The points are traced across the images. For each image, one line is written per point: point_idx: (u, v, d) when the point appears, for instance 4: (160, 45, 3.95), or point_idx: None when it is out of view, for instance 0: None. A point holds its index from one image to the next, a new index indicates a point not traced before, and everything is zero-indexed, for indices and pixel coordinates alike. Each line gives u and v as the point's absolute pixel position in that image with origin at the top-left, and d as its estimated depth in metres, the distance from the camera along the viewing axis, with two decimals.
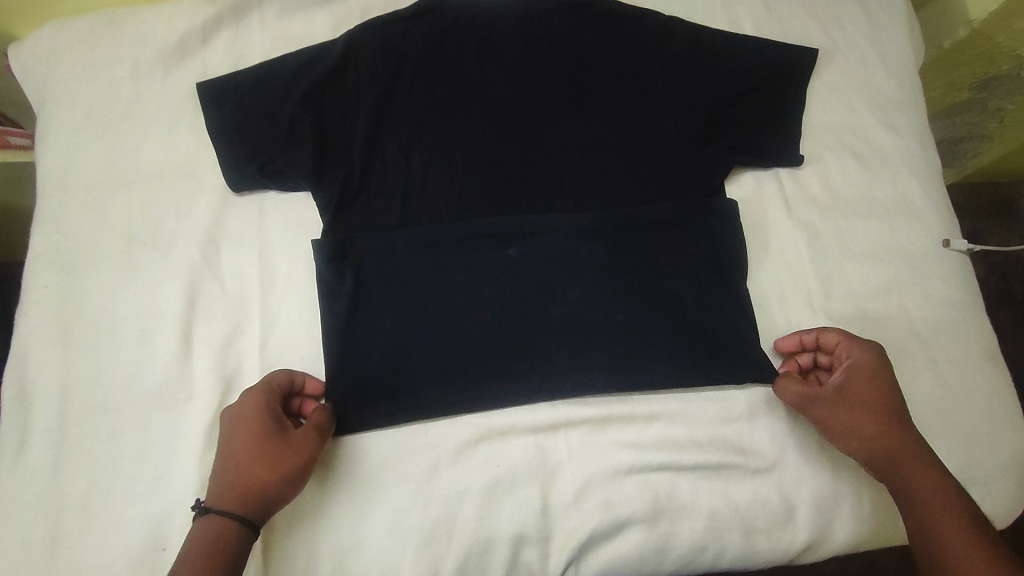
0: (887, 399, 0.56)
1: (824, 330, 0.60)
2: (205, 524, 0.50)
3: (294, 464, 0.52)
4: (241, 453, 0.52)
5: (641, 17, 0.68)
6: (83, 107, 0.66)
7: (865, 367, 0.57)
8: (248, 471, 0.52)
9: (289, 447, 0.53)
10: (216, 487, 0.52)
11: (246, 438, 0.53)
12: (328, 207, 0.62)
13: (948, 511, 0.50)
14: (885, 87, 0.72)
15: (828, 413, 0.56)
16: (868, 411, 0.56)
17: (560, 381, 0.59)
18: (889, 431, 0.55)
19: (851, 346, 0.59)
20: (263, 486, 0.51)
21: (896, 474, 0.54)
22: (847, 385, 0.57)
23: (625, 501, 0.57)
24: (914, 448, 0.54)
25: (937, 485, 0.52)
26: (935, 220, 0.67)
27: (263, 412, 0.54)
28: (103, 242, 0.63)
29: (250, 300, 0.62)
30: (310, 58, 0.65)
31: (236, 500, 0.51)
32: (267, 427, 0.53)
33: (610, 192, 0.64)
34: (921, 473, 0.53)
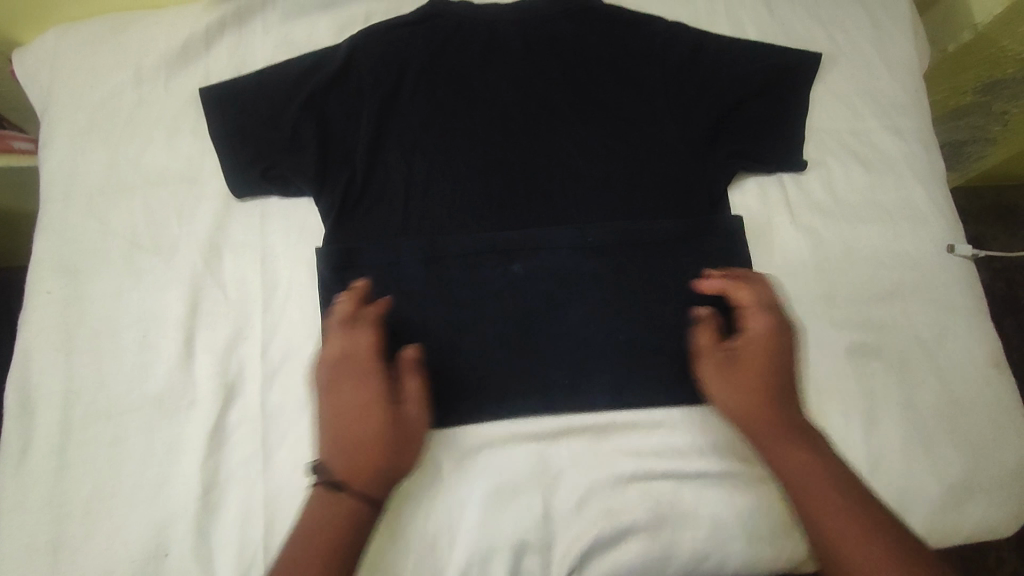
0: (773, 373, 0.56)
1: (747, 288, 0.59)
2: (349, 501, 0.52)
3: (416, 436, 0.55)
4: (367, 431, 0.53)
5: (644, 22, 0.69)
6: (86, 112, 0.66)
7: (775, 332, 0.57)
8: (359, 432, 0.53)
9: (405, 417, 0.55)
10: (348, 465, 0.52)
11: (359, 395, 0.55)
12: (329, 212, 0.62)
13: (853, 517, 0.50)
14: (889, 91, 0.71)
15: (727, 405, 0.56)
16: (749, 395, 0.55)
17: (560, 390, 0.60)
18: (769, 425, 0.55)
19: (757, 314, 0.58)
20: (376, 452, 0.53)
21: (779, 468, 0.54)
22: (735, 353, 0.57)
23: (627, 509, 0.56)
24: (796, 440, 0.54)
25: (829, 489, 0.51)
26: (940, 226, 0.67)
27: (367, 363, 0.55)
28: (105, 247, 0.63)
29: (252, 305, 0.62)
30: (314, 62, 0.65)
31: (346, 470, 0.52)
32: (382, 382, 0.55)
33: (612, 200, 0.64)
34: (794, 455, 0.53)
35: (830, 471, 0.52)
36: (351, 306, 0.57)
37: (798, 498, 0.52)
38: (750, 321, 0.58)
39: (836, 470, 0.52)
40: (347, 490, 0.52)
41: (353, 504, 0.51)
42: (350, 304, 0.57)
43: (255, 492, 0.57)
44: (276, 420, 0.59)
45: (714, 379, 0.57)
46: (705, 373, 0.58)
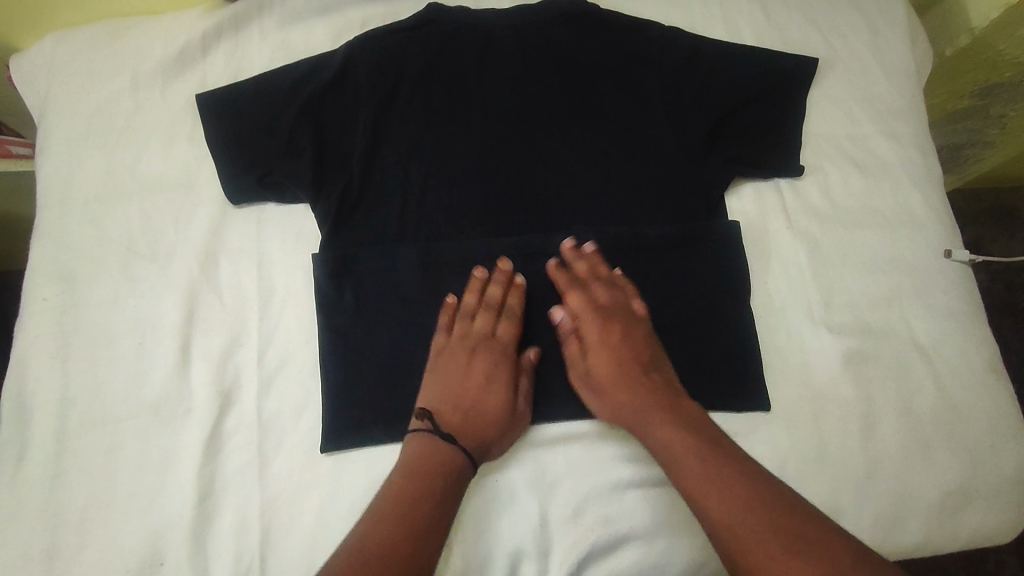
0: (630, 376, 0.58)
1: (569, 296, 0.60)
2: (449, 461, 0.54)
3: (516, 433, 0.58)
4: (484, 412, 0.57)
5: (641, 27, 0.69)
6: (83, 119, 0.66)
7: (612, 322, 0.59)
8: (477, 404, 0.57)
9: (518, 413, 0.58)
10: (461, 433, 0.56)
11: (490, 373, 0.59)
12: (326, 218, 0.62)
13: (721, 476, 0.50)
14: (886, 96, 0.71)
15: (599, 413, 0.58)
16: (614, 395, 0.57)
17: (558, 400, 0.60)
18: (641, 411, 0.56)
19: (587, 323, 0.60)
20: (485, 428, 0.56)
21: (676, 469, 0.53)
22: (592, 367, 0.59)
23: (624, 517, 0.56)
24: (660, 418, 0.55)
25: (691, 457, 0.52)
26: (937, 231, 0.67)
27: (505, 347, 0.60)
28: (102, 254, 0.63)
29: (248, 312, 0.62)
30: (310, 68, 0.65)
31: (457, 430, 0.56)
32: (510, 370, 0.59)
33: (609, 205, 0.64)
34: (681, 451, 0.53)
35: (695, 437, 0.53)
36: (500, 289, 0.60)
37: (702, 500, 0.50)
38: (591, 332, 0.60)
39: (704, 435, 0.54)
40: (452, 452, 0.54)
41: (452, 467, 0.54)
42: (500, 288, 0.60)
43: (251, 500, 0.57)
44: (272, 428, 0.59)
45: (593, 400, 0.58)
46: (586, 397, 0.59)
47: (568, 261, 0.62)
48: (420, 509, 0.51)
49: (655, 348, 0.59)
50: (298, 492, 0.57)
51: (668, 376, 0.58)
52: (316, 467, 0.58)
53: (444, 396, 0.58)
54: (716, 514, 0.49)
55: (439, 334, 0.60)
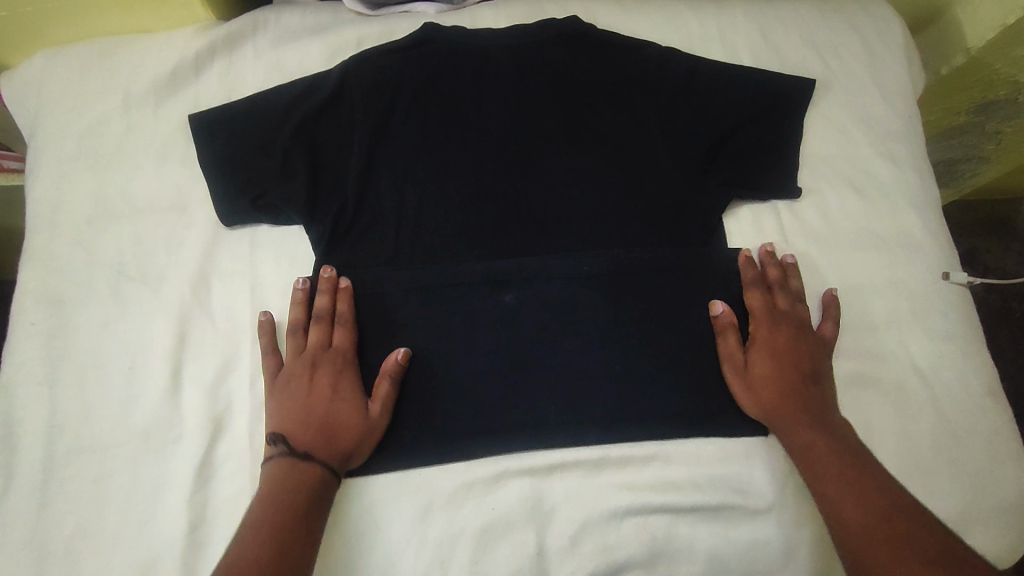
0: (799, 380, 0.59)
1: (752, 294, 0.62)
2: (300, 473, 0.53)
3: (372, 433, 0.57)
4: (333, 420, 0.56)
5: (637, 47, 0.68)
6: (74, 140, 0.66)
7: (784, 328, 0.61)
8: (326, 416, 0.56)
9: (367, 414, 0.57)
10: (306, 445, 0.55)
11: (333, 384, 0.58)
12: (320, 241, 0.62)
13: (867, 489, 0.52)
14: (884, 117, 0.71)
15: (747, 408, 0.59)
16: (767, 395, 0.59)
17: (552, 427, 0.59)
18: (795, 414, 0.58)
19: (766, 323, 0.61)
20: (341, 438, 0.56)
21: (828, 476, 0.54)
22: (760, 363, 0.60)
23: (622, 546, 0.56)
24: (811, 426, 0.57)
25: (841, 469, 0.54)
26: (935, 253, 0.66)
27: (342, 356, 0.59)
28: (93, 277, 0.62)
29: (241, 336, 0.61)
30: (303, 89, 0.65)
31: (311, 446, 0.55)
32: (354, 377, 0.59)
33: (606, 227, 0.64)
34: (836, 464, 0.54)
35: (848, 456, 0.55)
36: (327, 298, 0.60)
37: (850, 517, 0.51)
38: (765, 332, 0.61)
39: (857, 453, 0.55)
40: (299, 463, 0.54)
41: (303, 475, 0.53)
42: (327, 295, 0.60)
43: None
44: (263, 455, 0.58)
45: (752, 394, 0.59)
46: (744, 391, 0.59)
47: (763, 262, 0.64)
48: (285, 527, 0.50)
49: (823, 367, 0.61)
50: None
51: (828, 395, 0.59)
52: None
53: (287, 415, 0.56)
54: (853, 520, 0.51)
55: (270, 356, 0.59)
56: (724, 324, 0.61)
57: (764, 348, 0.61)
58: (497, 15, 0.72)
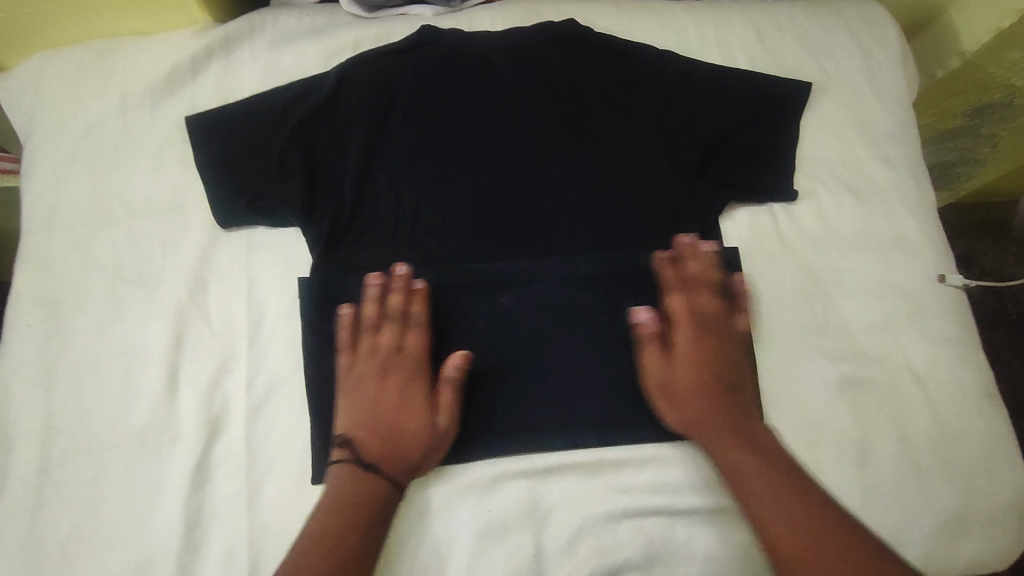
0: (721, 387, 0.58)
1: (672, 298, 0.60)
2: (369, 481, 0.54)
3: (439, 443, 0.56)
4: (404, 428, 0.56)
5: (634, 50, 0.68)
6: (71, 141, 0.66)
7: (709, 332, 0.60)
8: (394, 422, 0.57)
9: (436, 423, 0.57)
10: (376, 452, 0.55)
11: (404, 390, 0.58)
12: (316, 243, 0.62)
13: (795, 509, 0.51)
14: (879, 120, 0.71)
15: (671, 423, 0.58)
16: (691, 409, 0.57)
17: (548, 429, 0.59)
18: (720, 429, 0.56)
19: (688, 327, 0.60)
20: (409, 447, 0.56)
21: (747, 490, 0.53)
22: (682, 372, 0.58)
23: (619, 548, 0.56)
24: (735, 441, 0.56)
25: (763, 480, 0.53)
26: (931, 256, 0.66)
27: (414, 360, 0.59)
28: (89, 278, 0.62)
29: (238, 338, 0.61)
30: (300, 91, 0.65)
31: (380, 454, 0.55)
32: (422, 384, 0.58)
33: (603, 229, 0.64)
34: (757, 475, 0.53)
35: (770, 465, 0.54)
36: (401, 298, 0.59)
37: (770, 531, 0.51)
38: (689, 336, 0.60)
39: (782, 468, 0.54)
40: (368, 472, 0.54)
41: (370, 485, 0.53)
42: (400, 296, 0.59)
43: (238, 532, 0.55)
44: (260, 457, 0.58)
45: (673, 405, 0.58)
46: (665, 401, 0.58)
47: (681, 258, 0.62)
48: (352, 539, 0.51)
49: (744, 373, 0.59)
50: (288, 523, 0.56)
51: (749, 402, 0.58)
52: (305, 497, 0.57)
53: (360, 419, 0.57)
54: (782, 545, 0.50)
55: (345, 353, 0.59)
56: (649, 331, 0.59)
57: (688, 354, 0.59)
58: (494, 18, 0.72)
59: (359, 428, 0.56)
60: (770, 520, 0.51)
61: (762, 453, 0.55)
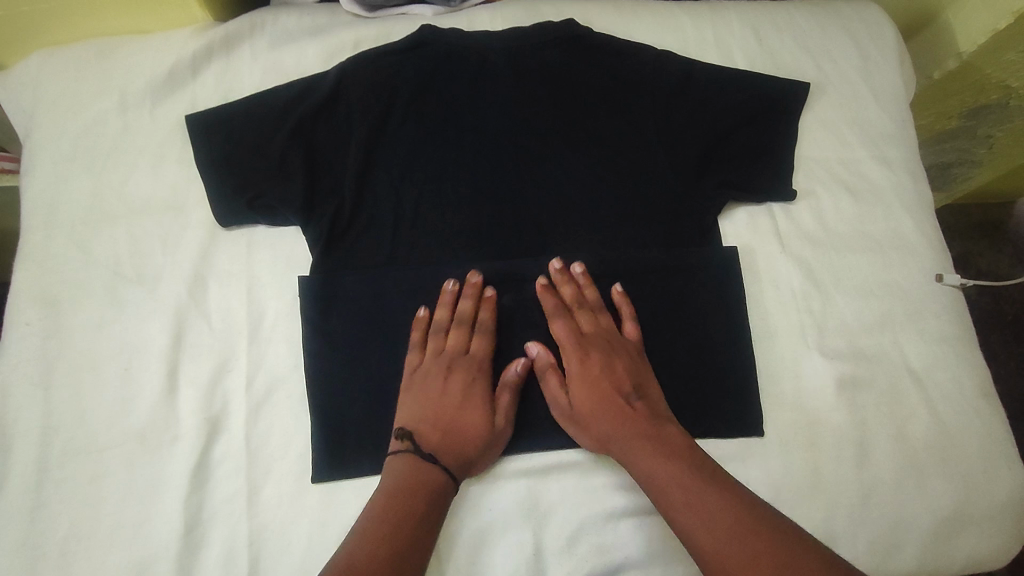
0: (620, 401, 0.57)
1: (554, 323, 0.60)
2: (428, 473, 0.54)
3: (497, 445, 0.57)
4: (464, 426, 0.57)
5: (633, 50, 0.69)
6: (71, 140, 0.66)
7: (597, 350, 0.60)
8: (457, 420, 0.57)
9: (495, 425, 0.57)
10: (435, 446, 0.56)
11: (468, 390, 0.59)
12: (316, 242, 0.62)
13: (700, 501, 0.50)
14: (877, 121, 0.71)
15: (585, 445, 0.58)
16: (597, 427, 0.57)
17: (547, 428, 0.59)
18: (627, 440, 0.56)
19: (575, 349, 0.60)
20: (468, 445, 0.56)
21: (666, 501, 0.52)
22: (580, 395, 0.58)
23: (619, 547, 0.56)
24: (641, 446, 0.55)
25: (676, 486, 0.52)
26: (928, 255, 0.67)
27: (480, 363, 0.60)
28: (88, 277, 0.62)
29: (238, 337, 0.61)
30: (300, 90, 0.65)
31: (438, 448, 0.55)
32: (485, 386, 0.59)
33: (602, 229, 0.64)
34: (669, 481, 0.52)
35: (680, 466, 0.53)
36: (471, 303, 0.60)
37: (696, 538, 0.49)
38: (580, 358, 0.60)
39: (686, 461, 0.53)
40: (426, 464, 0.54)
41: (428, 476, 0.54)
42: (471, 301, 0.60)
43: (239, 531, 0.55)
44: (260, 456, 0.58)
45: (582, 432, 0.58)
46: (575, 429, 0.58)
47: (556, 284, 0.61)
48: (409, 526, 0.51)
49: (642, 378, 0.59)
50: (288, 522, 0.56)
51: (653, 403, 0.58)
52: (305, 496, 0.57)
53: (422, 414, 0.57)
54: (705, 547, 0.49)
55: (414, 349, 0.60)
56: (542, 365, 0.59)
57: (581, 376, 0.59)
58: (494, 18, 0.72)
59: (420, 423, 0.57)
60: (692, 525, 0.50)
61: (669, 456, 0.54)
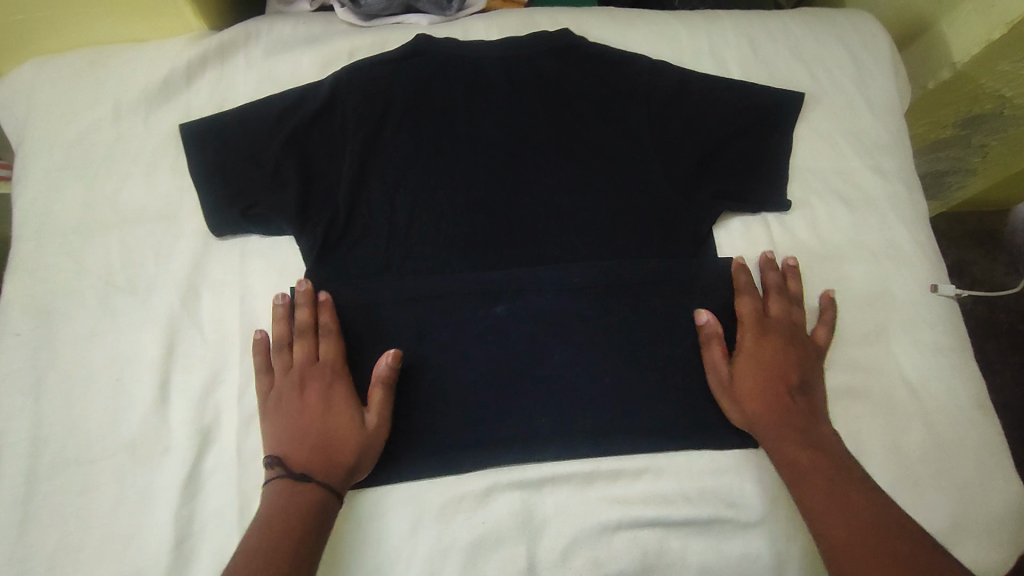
0: (789, 392, 0.59)
1: (742, 299, 0.62)
2: (298, 491, 0.52)
3: (370, 443, 0.56)
4: (328, 434, 0.55)
5: (628, 61, 0.69)
6: (63, 149, 0.65)
7: (775, 336, 0.61)
8: (322, 428, 0.55)
9: (360, 424, 0.56)
10: (301, 462, 0.54)
11: (326, 397, 0.57)
12: (311, 251, 0.61)
13: (843, 500, 0.52)
14: (872, 131, 0.72)
15: (735, 418, 0.59)
16: (753, 404, 0.58)
17: (543, 440, 0.58)
18: (780, 426, 0.57)
19: (753, 332, 0.61)
20: (339, 450, 0.55)
21: (813, 490, 0.53)
22: (747, 374, 0.60)
23: (613, 560, 0.56)
24: (794, 438, 0.57)
25: (827, 481, 0.54)
26: (922, 265, 0.67)
27: (330, 368, 0.58)
28: (79, 287, 0.61)
29: (230, 347, 0.61)
30: (295, 99, 0.65)
31: (308, 462, 0.54)
32: (345, 387, 0.58)
33: (597, 239, 0.64)
34: (823, 476, 0.54)
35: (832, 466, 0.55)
36: (310, 311, 0.59)
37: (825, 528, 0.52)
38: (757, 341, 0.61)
39: (837, 463, 0.55)
40: (295, 480, 0.53)
41: (298, 492, 0.52)
42: (308, 309, 0.59)
43: (229, 545, 0.55)
44: (251, 468, 0.57)
45: (740, 405, 0.59)
46: (732, 400, 0.59)
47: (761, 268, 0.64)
48: (284, 543, 0.50)
49: (810, 379, 0.60)
50: None
51: (816, 405, 0.59)
52: None
53: (285, 435, 0.55)
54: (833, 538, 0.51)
55: (264, 376, 0.58)
56: (711, 332, 0.61)
57: (749, 358, 0.60)
58: (489, 27, 0.72)
59: (284, 445, 0.55)
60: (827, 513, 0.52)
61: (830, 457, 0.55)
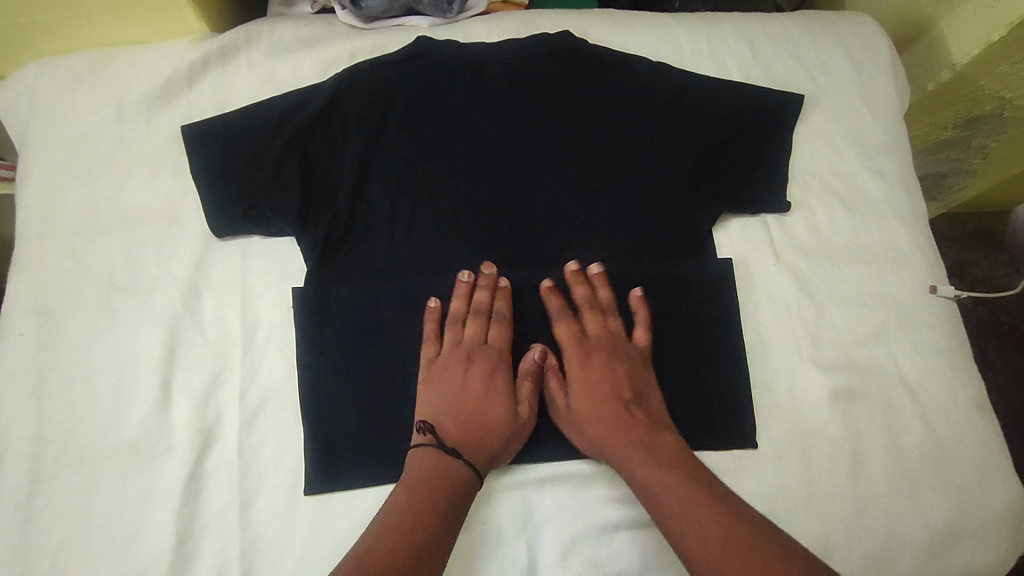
0: (622, 407, 0.58)
1: (558, 322, 0.61)
2: (448, 464, 0.54)
3: (517, 438, 0.58)
4: (486, 417, 0.57)
5: (628, 63, 0.69)
6: (66, 150, 0.66)
7: (599, 355, 0.61)
8: (480, 413, 0.58)
9: (518, 417, 0.58)
10: (454, 438, 0.56)
11: (488, 382, 0.59)
12: (312, 251, 0.62)
13: (696, 509, 0.51)
14: (871, 133, 0.72)
15: (581, 448, 0.58)
16: (597, 431, 0.58)
17: (541, 437, 0.60)
18: (625, 448, 0.56)
19: (575, 353, 0.60)
20: (489, 435, 0.57)
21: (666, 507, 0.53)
22: (579, 400, 0.59)
23: (613, 559, 0.56)
24: (635, 454, 0.56)
25: (675, 492, 0.53)
26: (922, 266, 0.67)
27: (498, 353, 0.60)
28: (81, 287, 0.62)
29: (231, 347, 0.61)
30: (297, 101, 0.65)
31: (459, 442, 0.56)
32: (507, 374, 0.60)
33: (596, 240, 0.64)
34: (670, 488, 0.53)
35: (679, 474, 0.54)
36: (487, 294, 0.61)
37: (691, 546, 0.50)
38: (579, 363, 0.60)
39: (688, 471, 0.54)
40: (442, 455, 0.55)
41: (441, 469, 0.54)
42: (487, 292, 0.61)
43: (230, 545, 0.55)
44: (252, 468, 0.57)
45: (581, 435, 0.58)
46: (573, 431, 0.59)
47: (569, 284, 0.62)
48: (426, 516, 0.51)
49: (642, 385, 0.60)
50: (280, 535, 0.56)
51: (650, 410, 0.59)
52: (298, 508, 0.57)
53: (439, 406, 0.58)
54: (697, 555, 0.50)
55: (430, 342, 0.60)
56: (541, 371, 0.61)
57: (579, 382, 0.60)
58: (490, 29, 0.72)
59: (437, 415, 0.57)
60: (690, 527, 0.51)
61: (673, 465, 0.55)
